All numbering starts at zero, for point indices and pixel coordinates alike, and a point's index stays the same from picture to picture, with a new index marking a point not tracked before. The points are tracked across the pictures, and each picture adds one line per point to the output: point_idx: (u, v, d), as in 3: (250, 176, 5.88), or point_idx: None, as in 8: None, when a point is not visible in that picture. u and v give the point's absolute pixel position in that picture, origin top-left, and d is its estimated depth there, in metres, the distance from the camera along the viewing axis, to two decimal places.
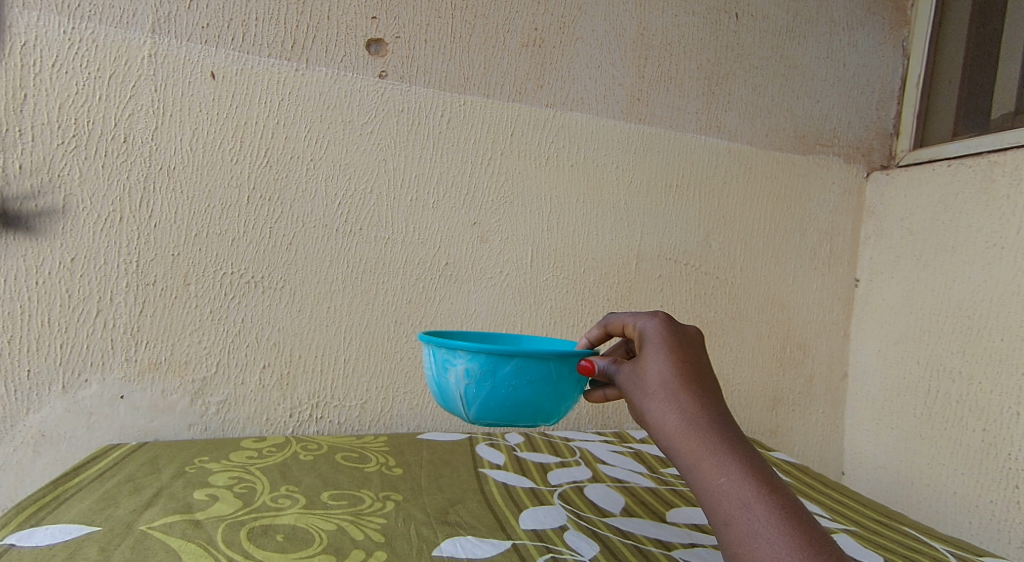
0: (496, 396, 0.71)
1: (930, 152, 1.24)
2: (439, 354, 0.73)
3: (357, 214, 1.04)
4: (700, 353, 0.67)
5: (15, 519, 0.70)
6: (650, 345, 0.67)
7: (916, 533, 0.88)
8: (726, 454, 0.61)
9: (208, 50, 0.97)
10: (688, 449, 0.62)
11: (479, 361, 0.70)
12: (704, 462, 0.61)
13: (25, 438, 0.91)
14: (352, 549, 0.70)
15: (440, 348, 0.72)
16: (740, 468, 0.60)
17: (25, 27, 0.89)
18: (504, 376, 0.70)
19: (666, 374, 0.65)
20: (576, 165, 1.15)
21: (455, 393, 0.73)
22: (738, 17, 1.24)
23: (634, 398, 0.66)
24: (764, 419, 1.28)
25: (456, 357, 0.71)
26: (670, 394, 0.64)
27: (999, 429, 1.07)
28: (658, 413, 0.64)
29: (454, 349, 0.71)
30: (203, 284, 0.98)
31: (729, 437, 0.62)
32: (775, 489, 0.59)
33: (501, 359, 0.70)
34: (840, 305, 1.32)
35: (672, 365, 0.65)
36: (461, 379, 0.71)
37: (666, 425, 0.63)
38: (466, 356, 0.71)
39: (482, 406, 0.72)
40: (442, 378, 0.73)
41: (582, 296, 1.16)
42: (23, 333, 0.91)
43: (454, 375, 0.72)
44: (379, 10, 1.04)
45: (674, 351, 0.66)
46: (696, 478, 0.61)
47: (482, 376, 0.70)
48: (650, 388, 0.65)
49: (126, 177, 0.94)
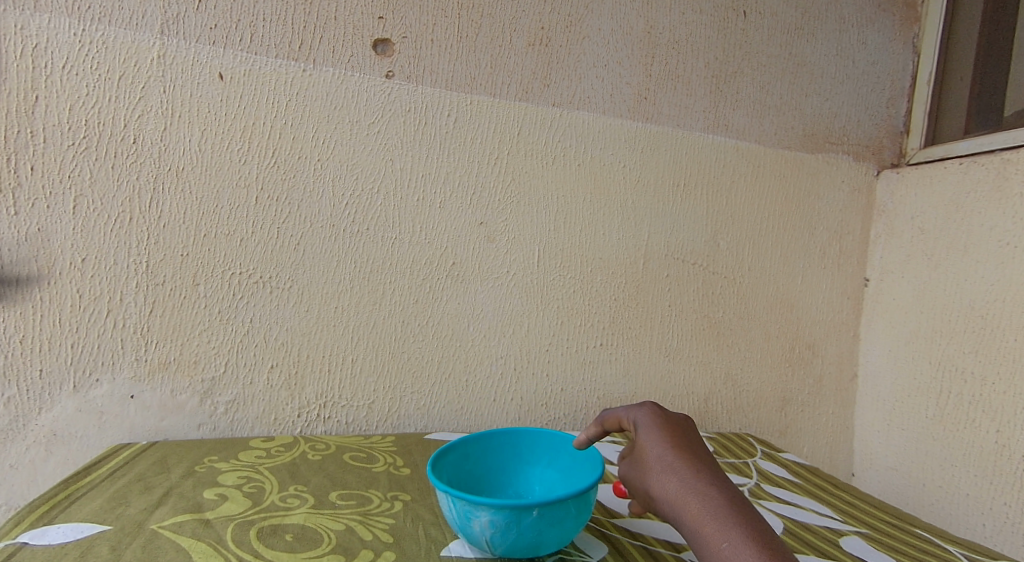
0: (523, 540, 0.67)
1: (942, 149, 1.22)
2: (459, 506, 0.67)
3: (364, 214, 1.04)
4: (690, 432, 0.72)
5: (27, 518, 0.71)
6: (642, 430, 0.72)
7: (930, 535, 0.87)
8: (726, 517, 0.63)
9: (215, 51, 0.97)
10: (691, 515, 0.65)
11: (504, 514, 0.66)
12: (706, 527, 0.63)
13: (37, 437, 0.92)
14: (361, 550, 0.70)
15: (459, 498, 0.67)
16: (742, 531, 0.62)
17: (36, 30, 0.90)
18: (529, 524, 0.66)
19: (661, 452, 0.69)
20: (583, 164, 1.15)
21: (478, 541, 0.68)
22: (745, 15, 1.23)
23: (636, 477, 0.70)
24: (773, 419, 1.27)
25: (478, 510, 0.66)
26: (667, 466, 0.68)
27: (1012, 430, 1.06)
28: (659, 486, 0.67)
29: (475, 503, 0.66)
30: (211, 284, 0.98)
31: (730, 501, 0.64)
32: (778, 551, 0.61)
33: (525, 511, 0.66)
34: (849, 304, 1.31)
35: (666, 442, 0.70)
36: (484, 530, 0.67)
37: (668, 494, 0.66)
38: (490, 509, 0.66)
39: (508, 548, 0.68)
40: (460, 527, 0.68)
41: (589, 296, 1.16)
42: (35, 333, 0.91)
43: (476, 525, 0.67)
44: (386, 10, 1.04)
45: (666, 432, 0.71)
46: (702, 544, 0.63)
47: (507, 526, 0.66)
48: (648, 466, 0.69)
49: (136, 178, 0.94)
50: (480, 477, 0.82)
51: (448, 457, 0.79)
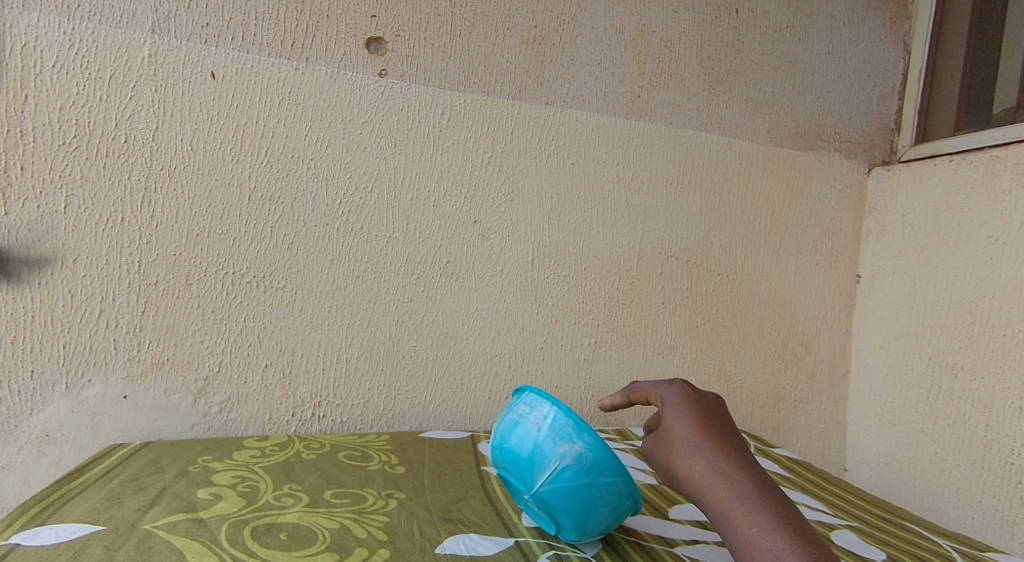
0: (582, 494, 0.69)
1: (932, 147, 1.23)
2: (565, 418, 0.70)
3: (358, 213, 1.04)
4: (719, 413, 0.71)
5: (20, 519, 0.70)
6: (670, 407, 0.71)
7: (919, 528, 0.88)
8: (754, 502, 0.63)
9: (208, 50, 0.97)
10: (717, 498, 0.64)
11: (600, 453, 0.69)
12: (734, 512, 0.63)
13: (29, 438, 0.92)
14: (356, 548, 0.70)
15: (571, 418, 0.70)
16: (771, 518, 0.62)
17: (26, 28, 0.89)
18: (603, 482, 0.69)
19: (689, 431, 0.69)
20: (577, 162, 1.15)
21: (548, 459, 0.69)
22: (738, 13, 1.23)
23: (661, 456, 0.70)
24: (766, 415, 1.28)
25: (580, 436, 0.69)
26: (694, 447, 0.67)
27: (1001, 424, 1.07)
28: (685, 467, 0.67)
29: (585, 429, 0.69)
30: (204, 283, 0.98)
31: (758, 487, 0.64)
32: (808, 541, 0.61)
33: (614, 468, 0.69)
34: (842, 301, 1.32)
35: (694, 422, 0.69)
36: (567, 455, 0.69)
37: (694, 476, 0.66)
38: (590, 443, 0.69)
39: (563, 490, 0.69)
40: (545, 442, 0.70)
41: (583, 294, 1.16)
42: (27, 334, 0.91)
43: (564, 448, 0.69)
44: (379, 8, 1.04)
45: (694, 411, 0.70)
46: (728, 529, 0.63)
47: (588, 469, 0.69)
48: (675, 445, 0.69)
49: (128, 178, 0.94)
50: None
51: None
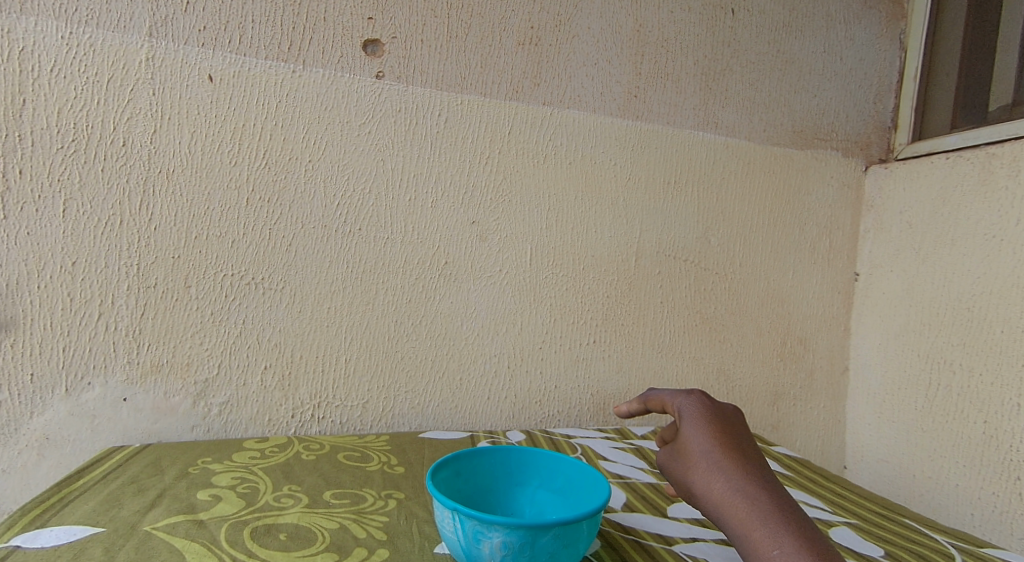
0: None
1: (928, 145, 1.24)
2: (468, 527, 0.64)
3: (356, 214, 1.04)
4: (738, 428, 0.72)
5: (19, 522, 0.71)
6: (688, 420, 0.71)
7: (917, 525, 0.88)
8: (776, 522, 0.63)
9: (205, 53, 0.97)
10: (738, 517, 0.65)
11: (519, 536, 0.63)
12: (756, 532, 0.63)
13: (30, 441, 0.92)
14: (354, 547, 0.70)
15: (470, 518, 0.64)
16: (794, 539, 0.62)
17: (23, 33, 0.90)
18: (544, 544, 0.64)
19: (707, 446, 0.69)
20: (574, 163, 1.15)
21: None
22: (733, 13, 1.23)
23: (678, 471, 0.70)
24: (765, 413, 1.28)
25: (490, 530, 0.63)
26: (713, 463, 0.68)
27: (999, 421, 1.07)
28: (704, 484, 0.67)
29: (489, 522, 0.63)
30: (203, 285, 0.98)
31: (780, 507, 0.64)
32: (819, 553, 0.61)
33: (539, 530, 0.63)
34: (840, 299, 1.32)
35: (712, 437, 0.69)
36: (495, 551, 0.64)
37: (713, 493, 0.66)
38: (504, 530, 0.63)
39: None
40: (468, 548, 0.65)
41: (581, 294, 1.16)
42: (26, 337, 0.91)
43: (487, 547, 0.64)
44: (375, 10, 1.04)
45: (712, 425, 0.70)
46: (750, 549, 0.63)
47: (521, 548, 0.63)
48: (693, 460, 0.69)
49: (126, 181, 0.94)
50: (471, 495, 0.76)
51: (441, 472, 0.73)
